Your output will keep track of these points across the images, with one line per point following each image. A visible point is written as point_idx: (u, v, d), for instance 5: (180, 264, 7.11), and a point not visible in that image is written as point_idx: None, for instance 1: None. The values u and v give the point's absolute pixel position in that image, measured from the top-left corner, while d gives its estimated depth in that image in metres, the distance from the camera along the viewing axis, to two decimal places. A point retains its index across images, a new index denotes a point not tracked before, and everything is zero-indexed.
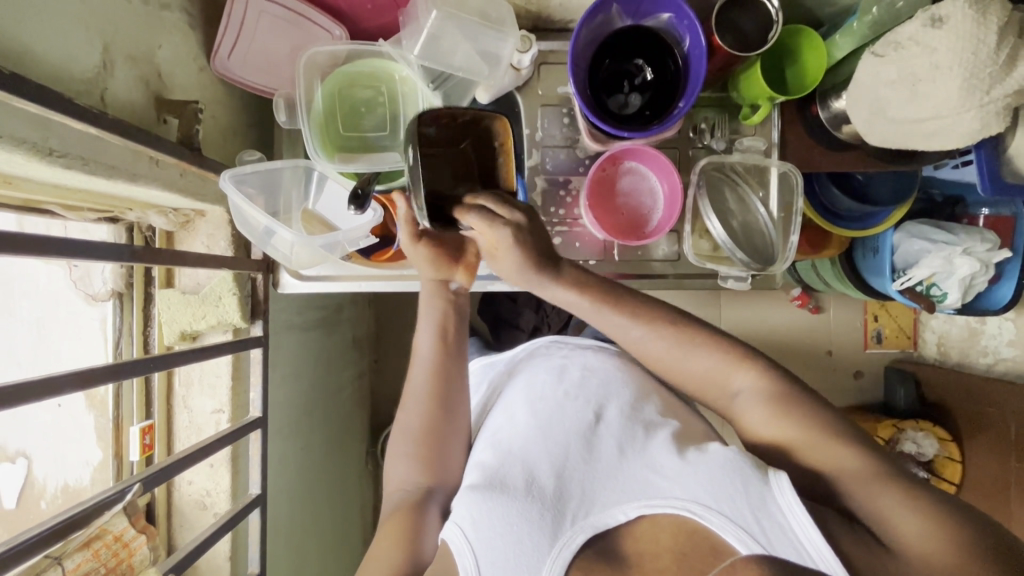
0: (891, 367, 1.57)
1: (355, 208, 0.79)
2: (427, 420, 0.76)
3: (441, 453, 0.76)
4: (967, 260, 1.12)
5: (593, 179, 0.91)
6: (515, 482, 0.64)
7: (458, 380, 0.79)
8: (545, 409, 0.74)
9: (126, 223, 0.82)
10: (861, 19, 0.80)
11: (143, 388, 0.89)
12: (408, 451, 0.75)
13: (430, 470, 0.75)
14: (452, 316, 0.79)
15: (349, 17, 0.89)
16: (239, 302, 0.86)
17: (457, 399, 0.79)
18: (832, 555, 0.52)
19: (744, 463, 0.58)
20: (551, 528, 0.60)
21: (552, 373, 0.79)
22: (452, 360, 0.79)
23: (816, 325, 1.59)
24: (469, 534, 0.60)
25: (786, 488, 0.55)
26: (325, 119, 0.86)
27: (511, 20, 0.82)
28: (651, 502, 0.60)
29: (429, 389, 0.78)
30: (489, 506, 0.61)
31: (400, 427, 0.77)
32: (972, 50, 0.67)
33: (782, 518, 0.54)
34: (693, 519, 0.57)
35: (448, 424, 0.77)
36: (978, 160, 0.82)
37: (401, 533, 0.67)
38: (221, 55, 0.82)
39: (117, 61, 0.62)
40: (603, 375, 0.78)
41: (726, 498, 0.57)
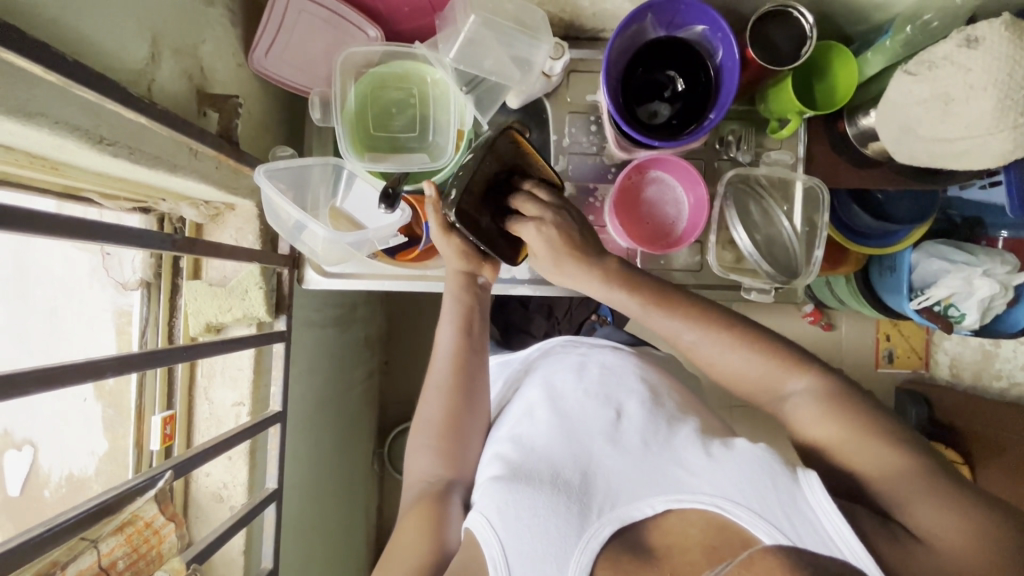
0: (901, 388, 1.58)
1: (385, 206, 0.82)
2: (448, 413, 0.76)
3: (463, 445, 0.76)
4: (987, 282, 1.15)
5: (619, 187, 0.92)
6: (538, 474, 0.65)
7: (480, 376, 0.79)
8: (568, 405, 0.74)
9: (158, 214, 0.83)
10: (894, 37, 0.81)
11: (166, 377, 0.88)
12: (430, 443, 0.75)
13: (450, 461, 0.75)
14: (476, 311, 0.81)
15: (385, 19, 0.89)
16: (265, 296, 0.86)
17: (479, 385, 0.79)
18: (860, 546, 0.52)
19: (773, 462, 0.59)
20: (578, 520, 0.60)
21: (572, 369, 0.79)
22: (472, 354, 0.79)
23: (826, 342, 1.60)
24: (496, 523, 0.60)
25: (817, 487, 0.55)
26: (356, 118, 0.87)
27: (546, 27, 0.83)
28: (679, 496, 0.60)
29: (450, 383, 0.77)
30: (515, 497, 0.62)
31: (420, 421, 0.77)
32: (1007, 71, 0.68)
33: (812, 514, 0.54)
34: (721, 514, 0.57)
35: (469, 419, 0.77)
36: (1007, 181, 0.82)
37: (423, 526, 0.66)
38: (259, 53, 0.82)
39: (165, 54, 0.64)
40: (622, 373, 0.78)
41: (757, 495, 0.56)
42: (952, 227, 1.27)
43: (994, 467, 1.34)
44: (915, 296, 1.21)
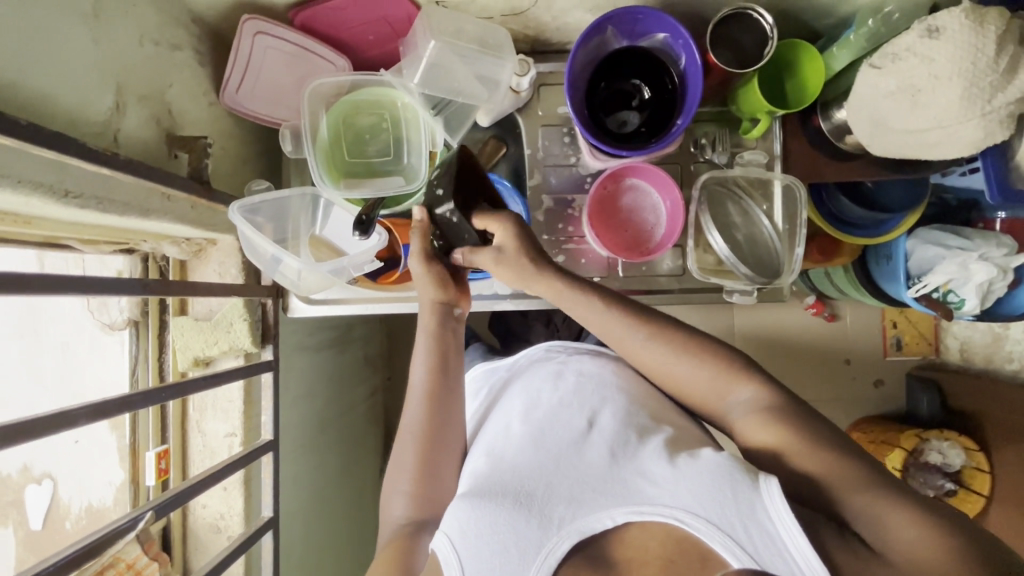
0: (912, 375, 1.56)
1: (360, 233, 0.83)
2: (421, 446, 0.76)
3: (433, 473, 0.75)
4: (983, 266, 1.13)
5: (594, 197, 0.92)
6: (501, 488, 0.65)
7: (456, 407, 0.79)
8: (539, 416, 0.74)
9: (141, 254, 0.85)
10: (857, 31, 0.80)
11: (158, 413, 0.90)
12: (403, 488, 0.74)
13: (421, 504, 0.73)
14: (449, 345, 0.80)
15: (352, 49, 0.90)
16: (250, 328, 0.88)
17: (451, 413, 0.78)
18: (813, 555, 0.53)
19: (734, 469, 0.59)
20: (538, 534, 0.60)
21: (549, 378, 0.80)
22: (446, 388, 0.78)
23: (832, 333, 1.58)
24: (455, 542, 0.61)
25: (775, 494, 0.56)
26: (330, 147, 0.88)
27: (509, 45, 0.84)
28: (641, 508, 0.60)
29: (423, 420, 0.77)
30: (475, 514, 0.62)
31: (394, 465, 0.76)
32: (971, 60, 0.67)
33: (770, 525, 0.55)
34: (680, 526, 0.58)
35: (440, 447, 0.76)
36: (984, 167, 0.81)
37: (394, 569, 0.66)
38: (230, 89, 0.84)
39: (130, 102, 0.65)
40: (597, 380, 0.78)
41: (716, 506, 0.57)
42: (947, 210, 1.29)
43: (1010, 454, 1.31)
44: (911, 284, 1.19)
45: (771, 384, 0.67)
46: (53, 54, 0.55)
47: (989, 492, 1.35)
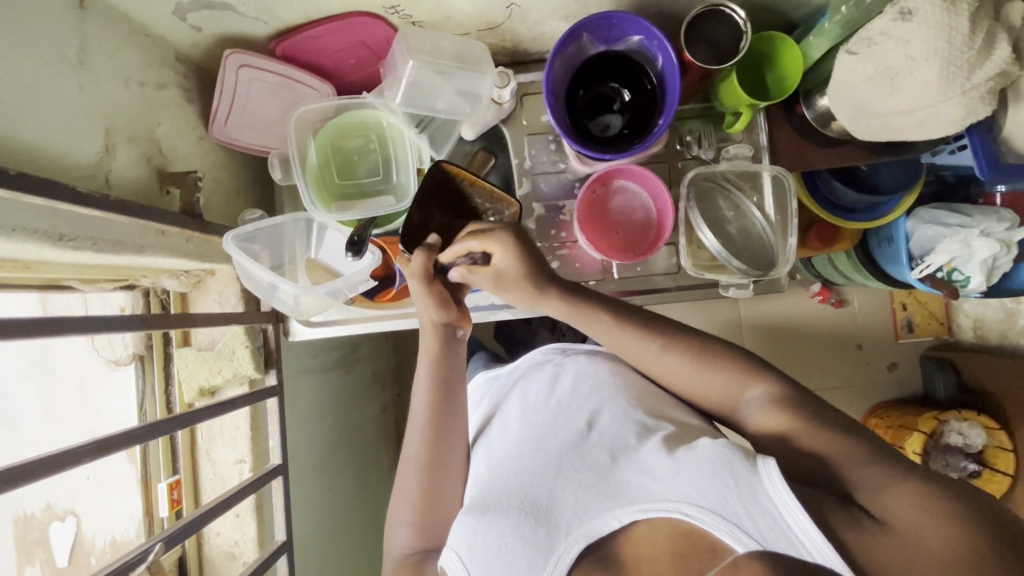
0: (926, 356, 1.55)
1: (353, 254, 0.84)
2: (422, 479, 0.77)
3: (440, 493, 0.77)
4: (986, 242, 1.12)
5: (583, 202, 0.92)
6: (507, 498, 0.67)
7: (459, 422, 0.80)
8: (538, 420, 0.75)
9: (142, 289, 0.86)
10: (831, 19, 0.80)
11: (167, 444, 0.91)
12: (408, 519, 0.76)
13: (425, 534, 0.75)
14: (450, 367, 0.80)
15: (334, 74, 0.91)
16: (252, 354, 0.89)
17: (450, 439, 0.79)
18: (817, 535, 0.52)
19: (733, 455, 0.59)
20: (545, 542, 0.62)
21: (545, 383, 0.81)
22: (447, 407, 0.79)
23: (841, 320, 1.55)
24: (466, 558, 0.64)
25: (775, 477, 0.55)
26: (319, 172, 0.90)
27: (487, 59, 0.86)
28: (645, 506, 0.60)
29: (425, 450, 0.78)
30: (483, 528, 0.65)
31: (399, 495, 0.78)
32: (946, 39, 0.67)
33: (772, 507, 0.54)
34: (687, 520, 0.58)
35: (445, 467, 0.78)
36: (972, 146, 0.79)
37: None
38: (218, 122, 0.86)
39: (120, 144, 0.67)
40: (593, 379, 0.78)
41: (718, 496, 0.57)
42: (945, 187, 1.28)
43: None
44: (915, 266, 1.21)
45: (787, 380, 0.67)
46: (42, 104, 0.57)
47: (1013, 470, 1.33)
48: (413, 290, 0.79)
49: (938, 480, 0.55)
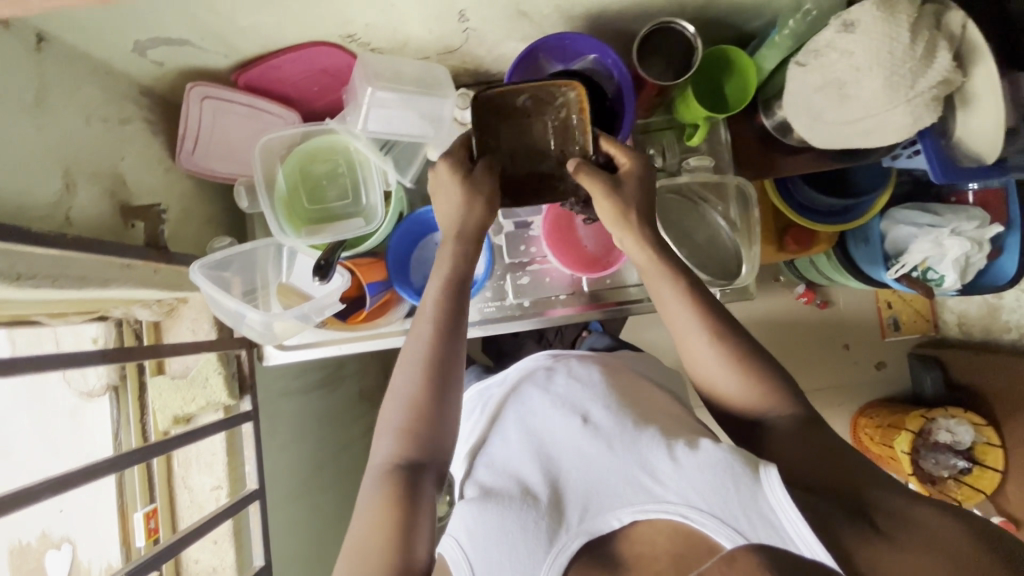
0: (913, 353, 1.56)
1: (319, 278, 0.87)
2: (415, 395, 0.69)
3: (434, 422, 0.68)
4: (957, 241, 1.15)
5: (551, 217, 0.94)
6: (510, 492, 0.68)
7: (457, 353, 0.71)
8: (536, 424, 0.77)
9: (114, 320, 0.87)
10: (781, 32, 0.81)
11: (144, 473, 0.91)
12: (395, 434, 0.68)
13: (416, 449, 0.68)
14: (456, 289, 0.73)
15: (298, 102, 0.93)
16: (225, 381, 0.90)
17: (455, 362, 0.71)
18: (813, 540, 0.56)
19: (735, 462, 0.61)
20: (546, 534, 0.63)
21: (541, 385, 0.82)
22: (449, 337, 0.71)
23: (828, 319, 1.57)
24: (466, 545, 0.64)
25: (776, 485, 0.58)
26: (289, 198, 0.91)
27: (447, 81, 0.88)
28: (645, 507, 0.63)
29: (424, 371, 0.69)
30: (486, 516, 0.65)
31: (388, 415, 0.70)
32: (887, 49, 0.69)
33: (772, 514, 0.57)
34: (685, 522, 0.61)
35: (444, 397, 0.69)
36: (924, 150, 0.81)
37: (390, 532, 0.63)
38: (185, 152, 0.87)
39: (80, 181, 0.68)
40: (587, 381, 0.81)
41: (718, 500, 0.59)
42: (918, 186, 1.29)
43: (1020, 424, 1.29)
44: (891, 266, 1.22)
45: (760, 380, 0.71)
46: None
47: (1003, 467, 1.33)
48: (447, 198, 0.73)
49: None
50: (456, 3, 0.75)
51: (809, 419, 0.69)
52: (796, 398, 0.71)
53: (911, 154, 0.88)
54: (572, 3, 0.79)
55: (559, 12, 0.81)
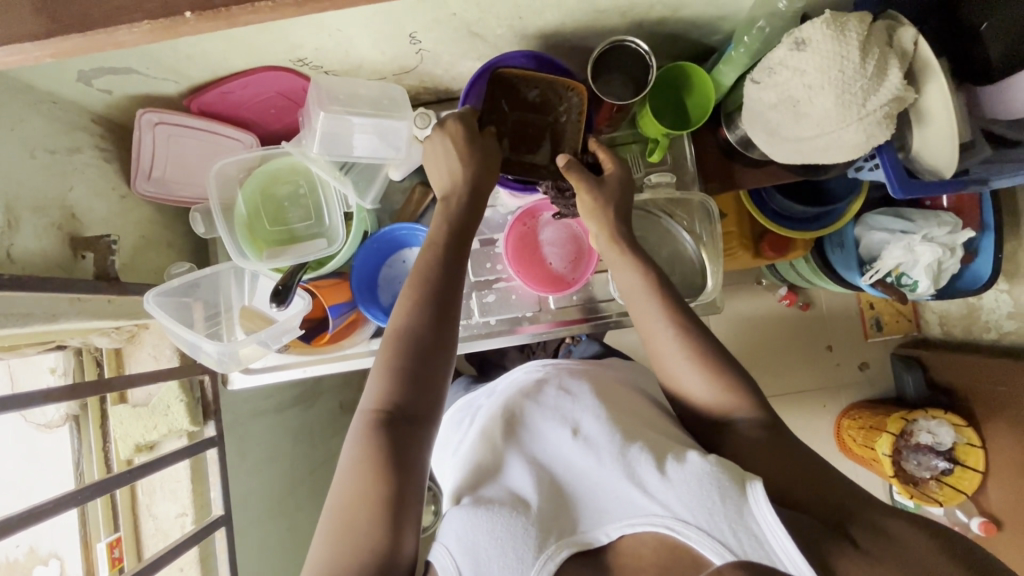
0: (897, 353, 1.56)
1: (277, 304, 0.84)
2: (411, 346, 0.68)
3: (426, 381, 0.68)
4: (928, 246, 1.15)
5: (514, 236, 0.93)
6: (499, 499, 0.68)
7: (453, 315, 0.72)
8: (525, 436, 0.77)
9: (74, 348, 0.87)
10: (737, 48, 0.80)
11: (108, 502, 0.91)
12: (387, 380, 0.67)
13: (408, 399, 0.67)
14: (454, 255, 0.74)
15: (256, 124, 0.92)
16: (187, 408, 0.89)
17: (449, 325, 0.71)
18: (798, 555, 0.57)
19: (722, 476, 0.62)
20: (535, 540, 0.63)
21: (530, 394, 0.82)
22: (446, 296, 0.72)
23: (811, 323, 1.58)
24: (454, 548, 0.63)
25: (761, 499, 0.60)
26: (250, 221, 0.90)
27: (405, 101, 0.87)
28: (633, 520, 0.64)
29: (421, 327, 0.69)
30: (477, 519, 0.65)
31: (383, 356, 0.69)
32: (837, 68, 0.68)
33: (756, 528, 0.59)
34: (672, 534, 0.62)
35: (438, 355, 0.69)
36: (883, 164, 0.79)
37: (375, 492, 0.61)
38: (141, 178, 0.86)
39: (23, 216, 0.67)
40: (576, 391, 0.80)
41: (705, 514, 0.61)
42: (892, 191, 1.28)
43: (1000, 424, 1.27)
44: (865, 271, 1.21)
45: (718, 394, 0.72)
46: None
47: (984, 467, 1.31)
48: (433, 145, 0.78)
49: None
50: (406, 26, 0.74)
51: (772, 429, 0.70)
52: (755, 416, 0.71)
53: (872, 167, 0.86)
54: (524, 22, 0.78)
55: (514, 32, 0.81)
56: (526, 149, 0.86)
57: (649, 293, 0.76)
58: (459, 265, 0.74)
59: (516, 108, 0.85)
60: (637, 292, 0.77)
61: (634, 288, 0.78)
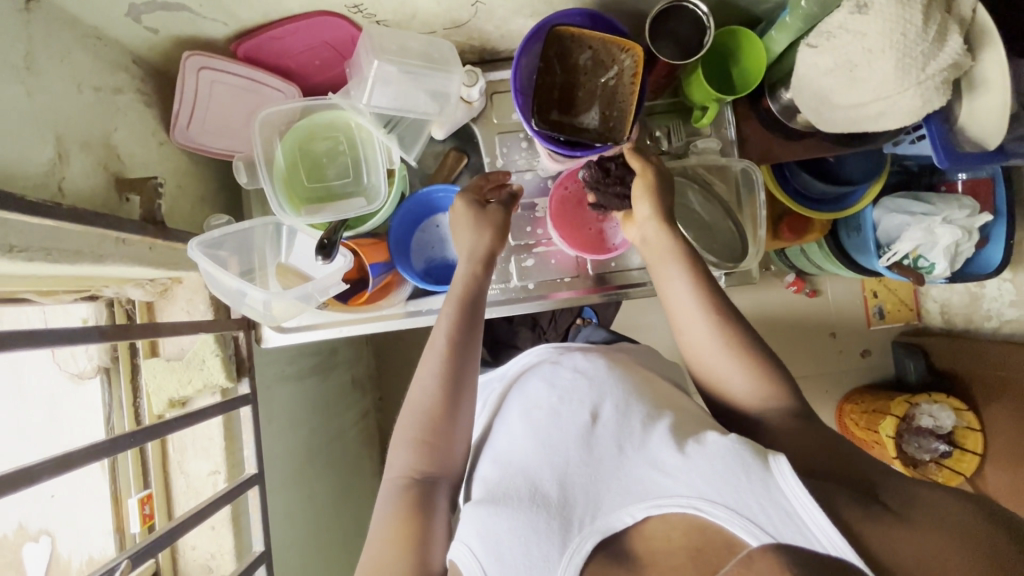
0: (898, 341, 1.58)
1: (322, 257, 0.83)
2: (429, 408, 0.73)
3: (444, 441, 0.73)
4: (948, 229, 1.16)
5: (556, 199, 0.93)
6: (518, 491, 0.66)
7: (470, 373, 0.76)
8: (540, 416, 0.73)
9: (106, 299, 0.84)
10: (793, 12, 0.78)
11: (138, 458, 0.89)
12: (409, 439, 0.73)
13: (429, 459, 0.72)
14: (472, 310, 0.78)
15: (299, 76, 0.90)
16: (222, 363, 0.87)
17: (464, 384, 0.75)
18: (833, 529, 0.55)
19: (744, 451, 0.61)
20: (559, 537, 0.61)
21: (543, 379, 0.78)
22: (463, 357, 0.75)
23: (817, 309, 1.60)
24: (476, 551, 0.62)
25: (787, 472, 0.58)
26: (288, 174, 0.88)
27: (454, 58, 0.85)
28: (659, 502, 0.61)
29: (438, 384, 0.74)
30: (497, 517, 0.63)
31: (406, 413, 0.74)
32: (900, 31, 0.69)
33: (786, 502, 0.57)
34: (700, 515, 0.59)
35: (455, 412, 0.73)
36: (930, 134, 0.81)
37: (406, 544, 0.66)
38: (180, 126, 0.84)
39: (72, 150, 0.65)
40: (591, 373, 0.77)
41: (731, 492, 0.58)
42: (909, 176, 1.31)
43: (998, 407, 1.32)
44: (882, 254, 1.23)
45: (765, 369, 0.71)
46: None
47: (982, 450, 1.36)
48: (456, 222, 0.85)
49: None
50: None
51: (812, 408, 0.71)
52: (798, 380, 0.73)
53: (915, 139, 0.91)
54: None
55: None
56: (574, 113, 0.86)
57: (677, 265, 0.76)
58: (475, 321, 0.78)
59: (564, 70, 0.85)
60: (660, 247, 0.77)
61: (658, 239, 0.78)
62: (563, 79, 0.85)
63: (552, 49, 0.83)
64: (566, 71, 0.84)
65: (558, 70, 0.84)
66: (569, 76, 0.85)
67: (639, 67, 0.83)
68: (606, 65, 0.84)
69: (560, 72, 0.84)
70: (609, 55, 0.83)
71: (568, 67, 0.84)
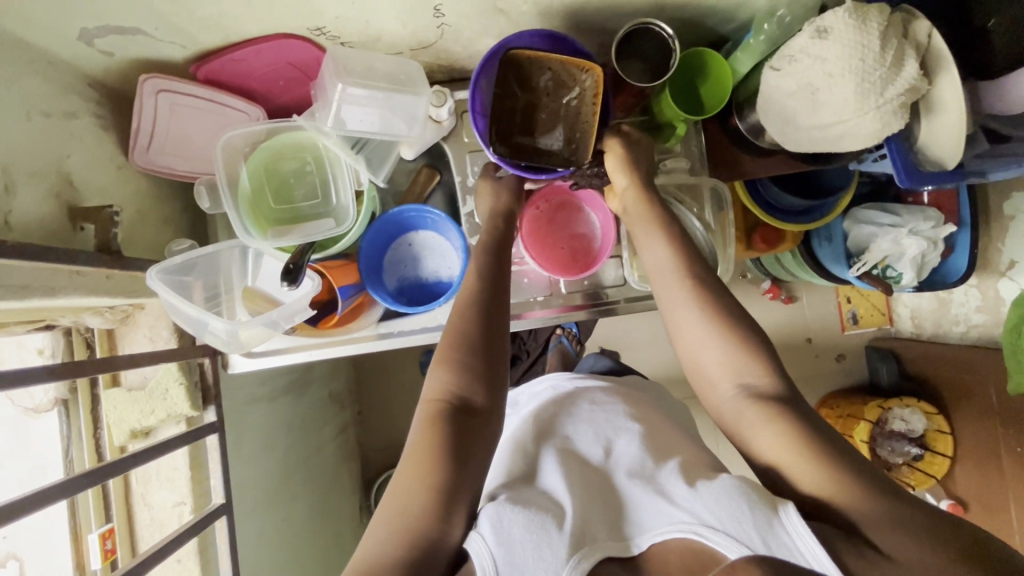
0: (870, 346, 1.61)
1: (288, 283, 0.81)
2: (469, 335, 0.70)
3: (486, 368, 0.70)
4: (915, 240, 1.20)
5: (529, 219, 0.94)
6: (533, 500, 0.63)
7: (505, 311, 0.74)
8: (557, 444, 0.75)
9: (62, 329, 0.81)
10: (756, 37, 0.82)
11: (99, 492, 0.86)
12: (449, 360, 0.69)
13: (469, 385, 0.68)
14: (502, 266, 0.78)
15: (263, 96, 0.88)
16: (187, 392, 0.85)
17: (499, 323, 0.73)
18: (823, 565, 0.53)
19: (749, 489, 0.58)
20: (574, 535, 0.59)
21: (563, 412, 0.81)
22: (498, 295, 0.74)
23: (793, 316, 1.62)
24: (488, 536, 0.58)
25: (794, 516, 0.55)
26: (253, 197, 0.86)
27: (421, 79, 0.84)
28: (664, 529, 0.60)
29: (478, 313, 0.72)
30: (510, 507, 0.61)
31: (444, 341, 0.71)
32: (858, 56, 0.70)
33: (789, 541, 0.55)
34: (698, 539, 0.58)
35: (494, 345, 0.71)
36: (891, 153, 0.82)
37: (429, 477, 0.61)
38: (139, 148, 0.81)
39: (20, 181, 0.63)
40: (609, 409, 0.80)
41: (733, 520, 0.57)
42: (877, 187, 1.33)
43: (967, 411, 1.34)
44: (853, 264, 1.24)
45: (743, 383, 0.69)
46: None
47: (952, 453, 1.38)
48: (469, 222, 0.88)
49: (855, 483, 0.58)
50: None
51: None
52: None
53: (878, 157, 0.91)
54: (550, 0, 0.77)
55: (536, 10, 0.80)
56: (537, 134, 0.85)
57: (680, 267, 0.74)
58: (503, 272, 0.78)
59: (526, 91, 0.84)
60: (638, 211, 0.81)
61: (635, 204, 0.82)
62: (524, 99, 0.84)
63: (511, 71, 0.83)
64: (525, 92, 0.84)
65: (518, 89, 0.84)
66: (530, 96, 0.84)
67: (598, 90, 0.82)
68: (567, 85, 0.83)
69: (520, 92, 0.84)
70: (568, 76, 0.82)
71: (528, 87, 0.84)
